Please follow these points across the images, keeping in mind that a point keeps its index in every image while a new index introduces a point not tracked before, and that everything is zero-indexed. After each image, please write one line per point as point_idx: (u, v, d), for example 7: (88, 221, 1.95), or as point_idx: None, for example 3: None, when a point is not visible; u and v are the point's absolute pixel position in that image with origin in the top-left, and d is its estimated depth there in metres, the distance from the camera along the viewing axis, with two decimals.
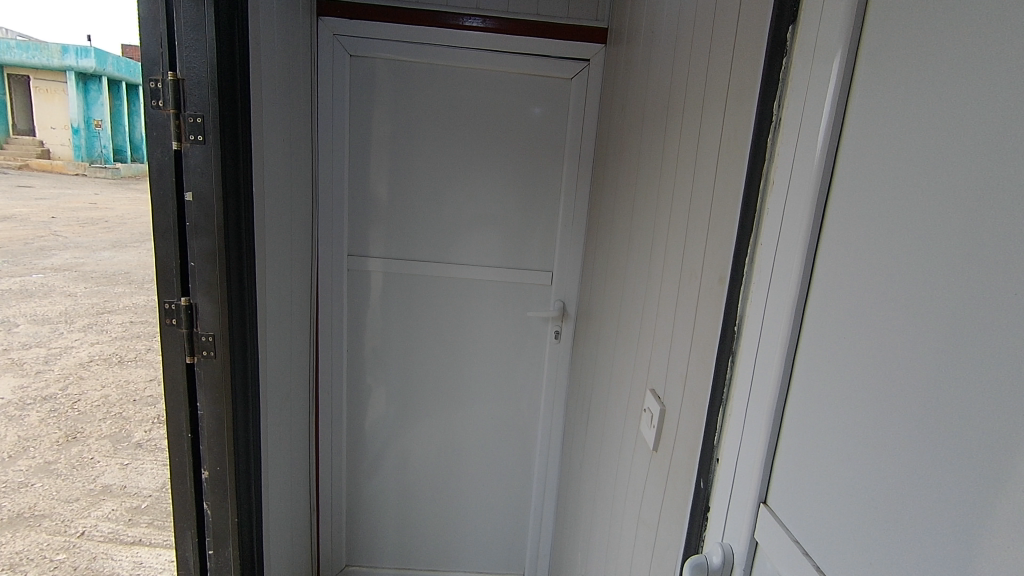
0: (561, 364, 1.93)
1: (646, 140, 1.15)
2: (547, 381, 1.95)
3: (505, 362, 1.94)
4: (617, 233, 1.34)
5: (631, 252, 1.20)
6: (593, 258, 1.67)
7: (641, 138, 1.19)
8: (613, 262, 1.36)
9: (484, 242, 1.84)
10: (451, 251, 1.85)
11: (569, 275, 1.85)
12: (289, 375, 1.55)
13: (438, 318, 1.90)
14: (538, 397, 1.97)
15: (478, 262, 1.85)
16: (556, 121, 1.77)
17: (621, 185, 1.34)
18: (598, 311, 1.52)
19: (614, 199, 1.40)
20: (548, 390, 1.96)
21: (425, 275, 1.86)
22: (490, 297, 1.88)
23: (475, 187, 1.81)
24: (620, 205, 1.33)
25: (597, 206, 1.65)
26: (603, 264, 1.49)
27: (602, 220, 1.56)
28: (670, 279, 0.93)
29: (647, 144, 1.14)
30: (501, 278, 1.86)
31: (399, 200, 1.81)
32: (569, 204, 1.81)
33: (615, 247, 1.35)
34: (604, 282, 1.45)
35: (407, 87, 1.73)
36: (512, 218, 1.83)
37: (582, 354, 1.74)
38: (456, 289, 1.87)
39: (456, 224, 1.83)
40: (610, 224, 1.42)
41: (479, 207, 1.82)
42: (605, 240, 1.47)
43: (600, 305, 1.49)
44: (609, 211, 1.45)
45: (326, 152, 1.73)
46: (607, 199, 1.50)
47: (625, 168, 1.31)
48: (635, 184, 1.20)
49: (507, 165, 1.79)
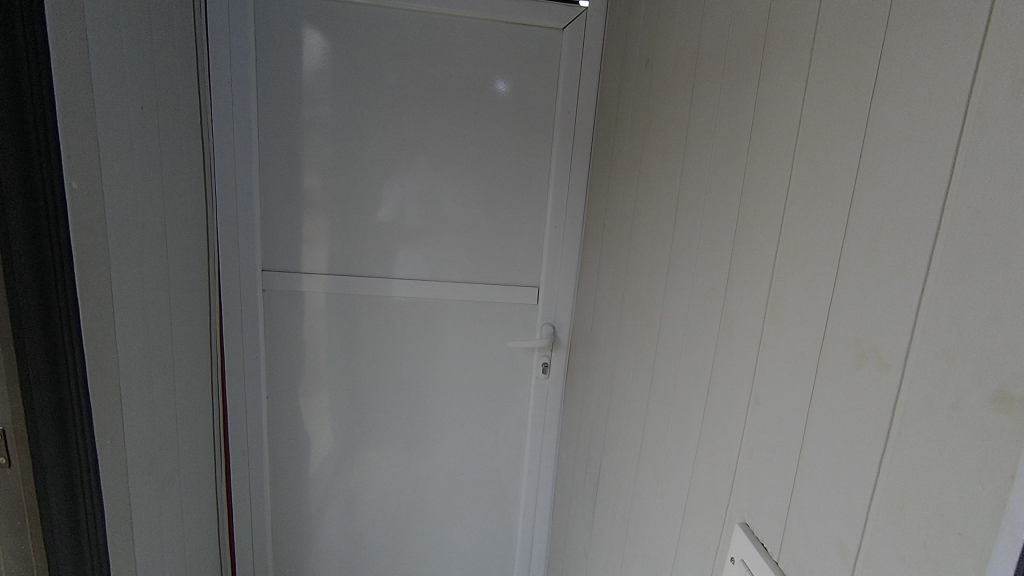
0: (551, 403, 1.52)
1: (701, 111, 0.73)
2: (532, 424, 1.54)
3: (477, 402, 1.52)
4: (644, 251, 0.92)
5: (679, 282, 0.78)
6: (592, 273, 1.26)
7: (688, 107, 0.78)
8: (636, 291, 0.95)
9: (446, 251, 1.41)
10: (404, 264, 1.41)
11: (558, 290, 1.44)
12: (168, 448, 1.09)
13: (387, 351, 1.46)
14: (522, 442, 1.57)
15: (441, 276, 1.42)
16: (541, 88, 1.34)
17: (647, 180, 0.92)
18: (605, 346, 1.12)
19: (633, 197, 0.99)
20: (535, 433, 1.55)
21: (372, 295, 1.42)
22: (457, 320, 1.45)
23: (434, 178, 1.36)
24: (647, 209, 0.92)
25: (596, 204, 1.25)
26: (613, 290, 1.08)
27: (606, 225, 1.16)
28: (794, 356, 0.51)
29: (703, 112, 0.73)
30: (471, 297, 1.44)
31: (334, 197, 1.35)
32: (558, 200, 1.39)
33: (642, 268, 0.93)
34: (619, 315, 1.04)
35: (339, 39, 1.26)
36: (483, 219, 1.40)
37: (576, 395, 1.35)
38: (411, 312, 1.44)
39: (411, 227, 1.39)
40: (627, 233, 1.01)
41: (440, 204, 1.38)
42: (618, 256, 1.06)
43: (609, 338, 1.10)
44: (623, 216, 1.04)
45: (225, 130, 1.25)
46: (616, 196, 1.09)
47: (655, 154, 0.89)
48: (682, 179, 0.79)
49: (476, 149, 1.36)
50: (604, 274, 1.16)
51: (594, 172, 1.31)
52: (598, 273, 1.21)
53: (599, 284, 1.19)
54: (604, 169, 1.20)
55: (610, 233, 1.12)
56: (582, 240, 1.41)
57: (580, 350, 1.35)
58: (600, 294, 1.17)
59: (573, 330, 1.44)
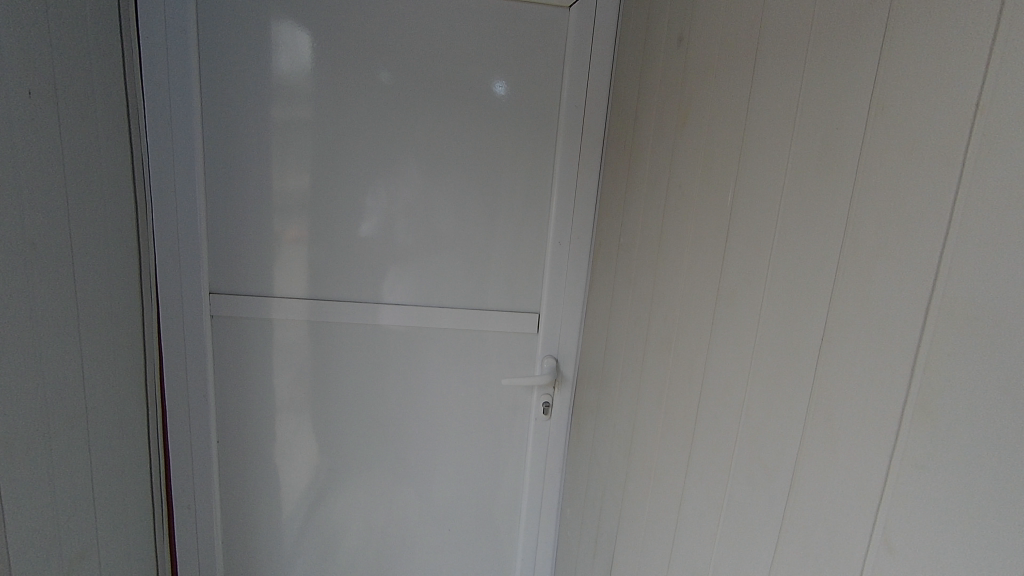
0: (554, 450, 1.30)
1: (775, 98, 0.53)
2: (529, 471, 1.33)
3: (467, 446, 1.31)
4: (683, 282, 0.71)
5: (737, 333, 0.57)
6: (604, 301, 1.06)
7: (751, 96, 0.58)
8: (671, 334, 0.74)
9: (431, 271, 1.20)
10: (382, 286, 1.20)
11: (563, 318, 1.23)
12: (78, 520, 0.88)
13: (362, 387, 1.25)
14: (520, 491, 1.36)
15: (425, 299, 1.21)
16: (544, 80, 1.13)
17: (686, 191, 0.71)
18: (624, 393, 0.92)
19: (662, 211, 0.78)
20: (534, 480, 1.34)
21: (344, 322, 1.20)
22: (444, 350, 1.24)
23: (418, 186, 1.16)
24: (686, 228, 0.71)
25: (610, 218, 1.05)
26: (636, 326, 0.87)
27: (625, 244, 0.94)
28: (981, 495, 0.30)
29: (777, 101, 0.52)
30: (461, 324, 1.23)
31: (298, 207, 1.14)
32: (563, 212, 1.18)
33: (679, 304, 0.72)
34: (645, 360, 0.83)
35: (300, 17, 1.05)
36: (475, 233, 1.19)
37: (583, 444, 1.14)
38: (390, 342, 1.23)
39: (391, 242, 1.18)
40: (655, 257, 0.80)
41: (425, 215, 1.17)
42: (640, 284, 0.86)
43: (628, 385, 0.90)
44: (649, 234, 0.83)
45: (162, 125, 1.04)
46: (640, 210, 0.88)
47: (698, 157, 0.69)
48: (739, 192, 0.58)
49: (469, 151, 1.15)
50: (621, 305, 0.95)
51: (608, 179, 1.11)
52: (613, 303, 1.00)
53: (615, 316, 0.98)
54: (621, 177, 1.00)
55: (631, 254, 0.91)
56: (591, 259, 1.20)
57: (588, 390, 1.14)
58: (616, 327, 0.97)
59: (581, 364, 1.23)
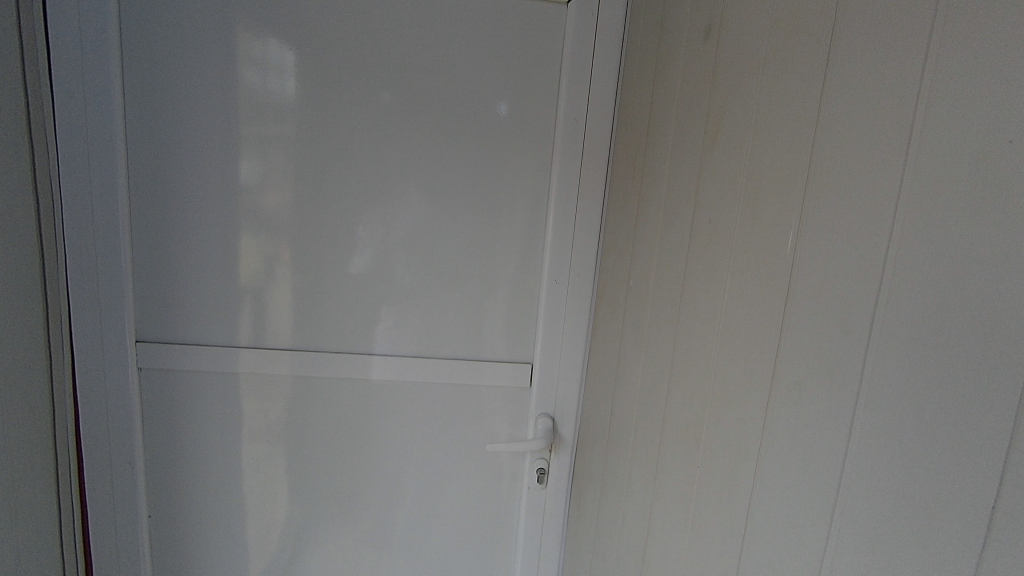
0: (550, 527, 1.09)
1: (877, 98, 0.35)
2: (522, 550, 1.11)
3: (448, 520, 1.11)
4: (720, 355, 0.52)
5: (826, 447, 0.38)
6: (608, 354, 0.87)
7: (824, 98, 0.40)
8: (701, 420, 0.55)
9: (404, 314, 1.02)
10: (346, 332, 1.02)
11: (561, 370, 1.03)
12: None
13: (323, 451, 1.06)
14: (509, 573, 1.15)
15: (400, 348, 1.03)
16: (539, 91, 0.96)
17: (724, 230, 0.53)
18: (634, 480, 0.72)
19: (687, 253, 0.61)
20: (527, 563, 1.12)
21: (303, 374, 1.02)
22: (422, 407, 1.05)
23: (389, 214, 0.98)
24: (723, 281, 0.53)
25: (615, 255, 0.87)
26: (650, 398, 0.68)
27: (635, 289, 0.76)
28: None
29: (880, 105, 0.35)
30: (440, 377, 1.04)
31: (247, 240, 0.96)
32: (561, 245, 1.00)
33: (714, 384, 0.53)
34: (664, 446, 0.63)
35: (250, 16, 0.89)
36: (456, 269, 1.01)
37: (585, 527, 0.94)
38: (356, 398, 1.04)
39: (357, 281, 1.00)
40: (677, 312, 0.62)
41: (398, 249, 0.99)
42: (656, 343, 0.67)
43: (640, 471, 0.70)
44: (668, 282, 0.65)
45: (77, 143, 0.88)
46: (655, 248, 0.70)
47: (744, 185, 0.51)
48: (815, 235, 0.40)
49: (448, 174, 0.98)
50: (630, 365, 0.76)
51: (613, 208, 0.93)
52: (620, 360, 0.81)
53: (623, 377, 0.79)
54: (630, 206, 0.82)
55: (642, 304, 0.73)
56: (593, 301, 1.02)
57: (590, 461, 0.94)
58: (624, 391, 0.79)
59: (581, 425, 1.04)
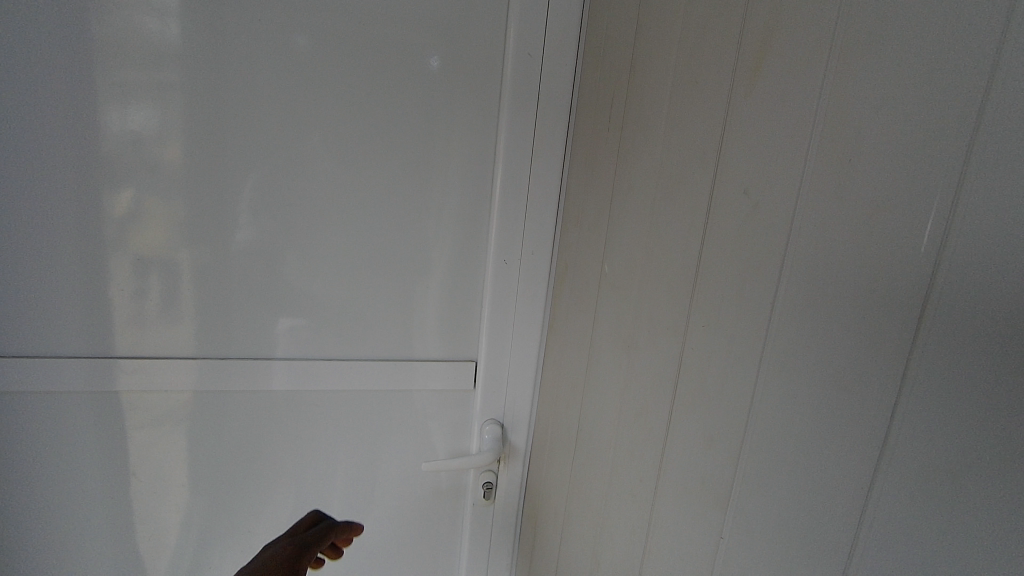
0: (498, 549, 0.93)
1: None
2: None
3: (376, 552, 0.92)
4: (764, 398, 0.36)
5: None
6: (572, 359, 0.70)
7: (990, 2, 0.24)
8: (733, 485, 0.39)
9: (311, 308, 0.81)
10: (235, 335, 0.79)
11: (511, 371, 0.86)
12: None
13: (213, 483, 0.84)
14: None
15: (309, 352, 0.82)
16: (481, 27, 0.76)
17: (774, 213, 0.36)
18: (615, 529, 0.56)
19: (702, 241, 0.43)
20: None
21: (178, 391, 0.78)
22: (339, 423, 0.85)
23: (285, 181, 0.75)
24: (775, 289, 0.35)
25: (581, 234, 0.69)
26: (641, 433, 0.52)
27: (614, 284, 0.59)
28: None
29: None
30: (360, 384, 0.84)
31: (82, 216, 0.70)
32: (508, 220, 0.81)
33: (756, 435, 0.37)
34: (663, 502, 0.47)
35: None
36: (377, 253, 0.81)
37: (541, 561, 0.78)
38: (251, 416, 0.82)
39: (246, 268, 0.77)
40: (686, 323, 0.45)
41: (299, 225, 0.77)
42: (650, 359, 0.51)
43: (623, 525, 0.54)
44: (669, 280, 0.48)
45: None
46: (646, 234, 0.52)
47: (811, 142, 0.33)
48: (983, 232, 0.24)
49: (364, 130, 0.76)
50: (605, 381, 0.60)
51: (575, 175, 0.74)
52: (591, 371, 0.64)
53: (595, 392, 0.63)
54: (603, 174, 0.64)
55: (625, 304, 0.56)
56: (550, 289, 0.84)
57: (548, 484, 0.78)
58: (597, 410, 0.62)
59: (535, 435, 0.88)
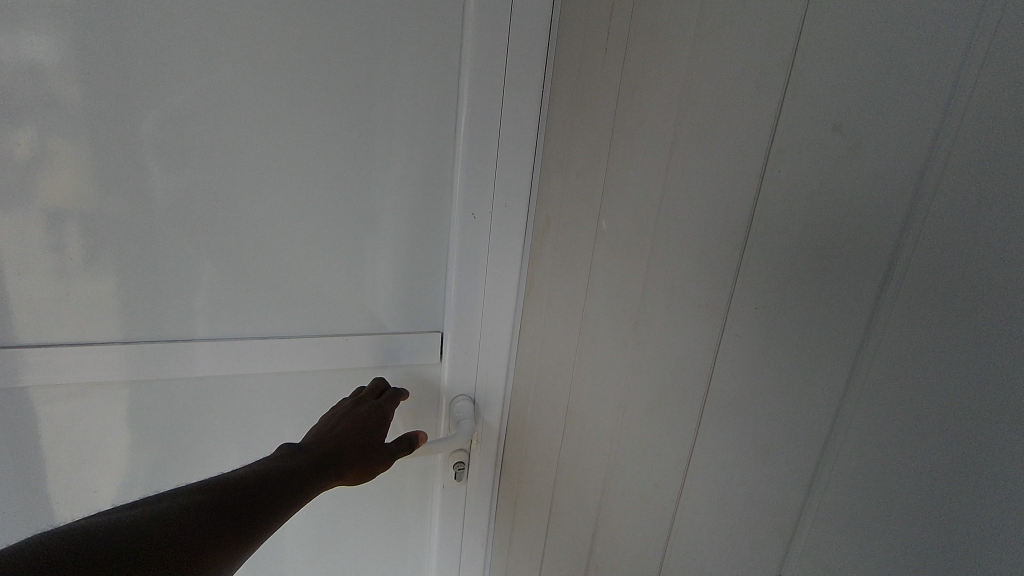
0: (470, 537, 0.84)
1: None
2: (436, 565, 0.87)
3: (334, 546, 0.82)
4: (853, 419, 0.27)
5: None
6: (559, 332, 0.60)
7: None
8: (799, 521, 0.30)
9: (239, 279, 0.67)
10: (144, 314, 0.64)
11: (482, 342, 0.76)
12: None
13: (135, 483, 0.72)
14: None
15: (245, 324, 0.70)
16: None
17: (884, 162, 0.25)
18: (619, 537, 0.48)
19: (756, 198, 0.32)
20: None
21: (75, 383, 0.64)
22: (287, 400, 0.75)
23: (192, 121, 0.59)
24: (882, 270, 0.25)
25: (568, 184, 0.57)
26: (657, 432, 0.43)
27: (617, 247, 0.48)
28: None
29: None
30: (305, 361, 0.72)
31: None
32: (475, 169, 0.68)
33: (839, 466, 0.27)
34: (689, 519, 0.39)
35: None
36: (318, 209, 0.67)
37: (522, 553, 0.71)
38: (175, 401, 0.70)
39: (150, 234, 0.61)
40: (729, 305, 0.35)
41: (213, 175, 0.62)
42: (670, 344, 0.41)
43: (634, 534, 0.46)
44: (700, 248, 0.37)
45: None
46: (665, 186, 0.41)
47: (962, 50, 0.22)
48: None
49: (292, 55, 0.60)
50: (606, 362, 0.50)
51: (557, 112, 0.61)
52: (586, 350, 0.54)
53: (591, 375, 0.53)
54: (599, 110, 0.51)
55: (635, 273, 0.45)
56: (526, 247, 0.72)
57: (529, 471, 0.69)
58: (594, 396, 0.52)
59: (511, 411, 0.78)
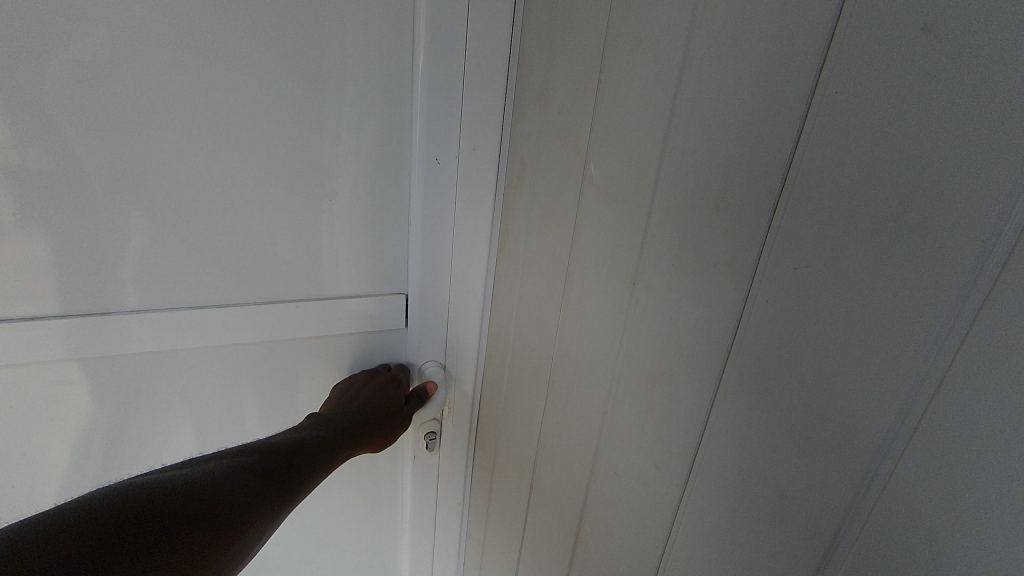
0: (444, 506, 0.79)
1: None
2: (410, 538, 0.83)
3: (298, 525, 0.76)
4: (939, 412, 0.21)
5: None
6: (538, 292, 0.53)
7: None
8: (845, 523, 0.25)
9: (164, 241, 0.57)
10: (49, 287, 0.54)
11: (451, 303, 0.69)
12: None
13: (61, 474, 0.63)
14: (395, 561, 0.87)
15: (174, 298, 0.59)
16: None
17: (1003, 71, 0.18)
18: (612, 520, 0.44)
19: (798, 134, 0.26)
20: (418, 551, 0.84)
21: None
22: (236, 377, 0.67)
23: (85, 47, 0.47)
24: (990, 227, 0.19)
25: (550, 123, 0.49)
26: (659, 409, 0.37)
27: (610, 195, 0.41)
28: None
29: None
30: (251, 331, 0.64)
31: None
32: (439, 107, 0.58)
33: (907, 469, 0.22)
34: (699, 508, 0.34)
35: None
36: (254, 157, 0.56)
37: (500, 525, 0.66)
38: (99, 383, 0.60)
39: (46, 191, 0.50)
40: (757, 263, 0.28)
41: (121, 119, 0.51)
42: (677, 309, 0.35)
43: (630, 519, 0.41)
44: (721, 194, 0.30)
45: None
46: (674, 119, 0.34)
47: None
48: None
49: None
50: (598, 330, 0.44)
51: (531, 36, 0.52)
52: (571, 312, 0.48)
53: (579, 344, 0.47)
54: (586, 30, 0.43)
55: (633, 225, 0.39)
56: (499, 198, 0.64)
57: (506, 442, 0.64)
58: (582, 364, 0.47)
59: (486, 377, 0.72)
